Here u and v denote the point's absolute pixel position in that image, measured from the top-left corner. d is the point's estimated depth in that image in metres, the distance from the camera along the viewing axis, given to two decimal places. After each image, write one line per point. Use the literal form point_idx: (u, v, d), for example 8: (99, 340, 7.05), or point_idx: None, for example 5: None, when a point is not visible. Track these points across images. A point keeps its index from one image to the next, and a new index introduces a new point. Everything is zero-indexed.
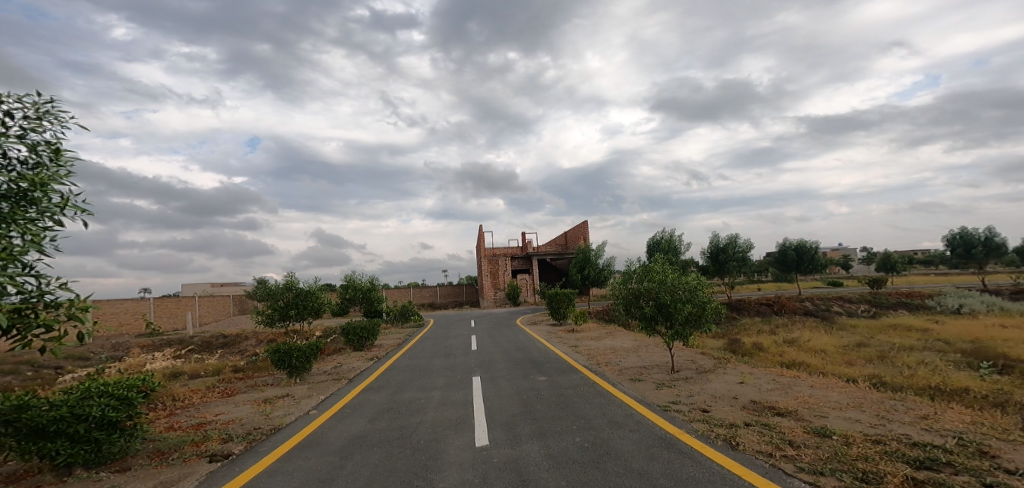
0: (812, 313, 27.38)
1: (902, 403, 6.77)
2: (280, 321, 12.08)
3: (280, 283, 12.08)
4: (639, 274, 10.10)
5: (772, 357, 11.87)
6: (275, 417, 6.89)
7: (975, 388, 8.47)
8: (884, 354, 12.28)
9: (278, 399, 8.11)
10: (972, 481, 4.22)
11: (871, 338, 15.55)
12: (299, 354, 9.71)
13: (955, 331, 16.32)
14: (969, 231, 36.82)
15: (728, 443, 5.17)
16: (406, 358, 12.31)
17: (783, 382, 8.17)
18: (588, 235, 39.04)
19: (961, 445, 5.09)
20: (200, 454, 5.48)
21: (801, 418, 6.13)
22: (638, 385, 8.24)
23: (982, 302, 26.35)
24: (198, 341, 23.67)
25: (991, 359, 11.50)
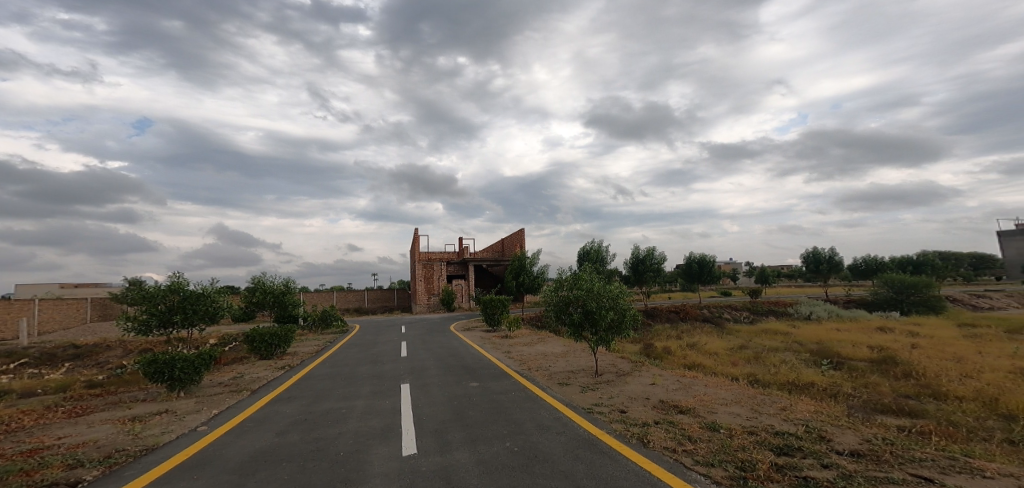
0: (709, 320, 30.64)
1: (770, 397, 7.84)
2: (159, 329, 10.53)
3: (162, 286, 10.50)
4: (569, 281, 10.49)
5: (677, 359, 13.03)
6: (146, 436, 5.97)
7: (819, 382, 10.09)
8: (757, 355, 14.12)
9: (153, 416, 7.05)
10: (815, 462, 5.00)
11: (749, 341, 17.81)
12: (184, 365, 8.53)
13: (810, 334, 19.33)
14: (819, 250, 43.91)
15: (641, 442, 5.56)
16: (325, 366, 11.40)
17: (685, 382, 9.01)
18: (525, 243, 39.34)
19: (806, 431, 6.03)
20: (33, 484, 4.57)
21: (698, 414, 6.80)
22: (565, 388, 8.51)
23: (826, 310, 31.53)
24: (37, 352, 19.64)
25: (830, 357, 13.77)
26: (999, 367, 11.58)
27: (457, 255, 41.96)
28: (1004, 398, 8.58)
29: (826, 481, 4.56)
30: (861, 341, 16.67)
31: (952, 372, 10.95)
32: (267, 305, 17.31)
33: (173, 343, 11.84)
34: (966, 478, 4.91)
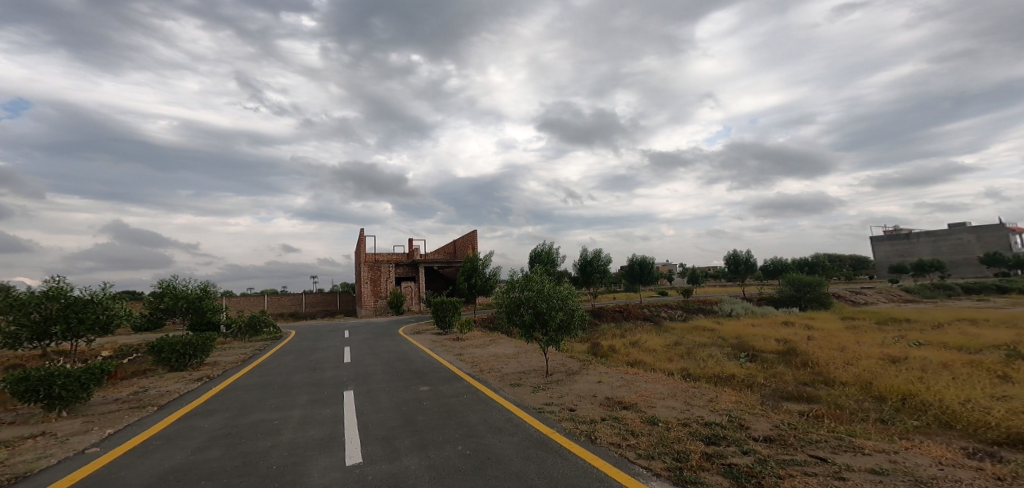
0: (648, 318, 32.14)
1: (699, 390, 8.40)
2: (33, 342, 9.11)
3: (39, 292, 9.08)
4: (520, 283, 10.50)
5: (622, 357, 13.52)
6: (17, 463, 5.11)
7: (739, 373, 11.00)
8: (687, 350, 15.08)
9: (26, 440, 6.05)
10: (736, 450, 5.43)
11: (683, 337, 18.92)
12: (67, 382, 7.42)
13: (733, 330, 20.98)
14: (738, 253, 47.88)
15: (589, 439, 5.70)
16: (256, 375, 10.47)
17: (628, 379, 9.37)
18: (477, 244, 38.39)
19: (728, 420, 6.54)
20: None
21: (639, 409, 7.10)
22: (518, 389, 8.48)
23: (744, 307, 34.42)
24: None
25: (747, 351, 14.98)
26: (875, 354, 13.37)
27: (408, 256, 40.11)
28: (877, 381, 9.89)
29: (747, 467, 4.99)
30: (771, 335, 18.38)
31: (838, 360, 12.44)
32: (178, 311, 15.35)
33: (51, 357, 10.26)
34: (850, 456, 5.60)
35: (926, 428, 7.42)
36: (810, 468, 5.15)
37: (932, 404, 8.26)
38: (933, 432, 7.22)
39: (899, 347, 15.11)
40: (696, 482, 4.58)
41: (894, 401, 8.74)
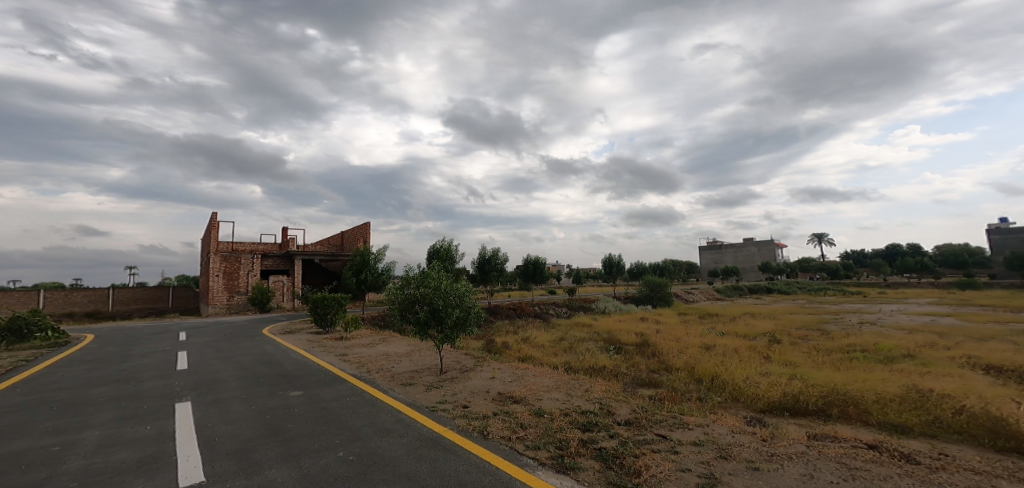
0: (539, 316, 33.16)
1: (579, 381, 9.03)
2: None
3: None
4: (416, 279, 10.15)
5: (514, 353, 13.88)
6: None
7: (608, 364, 12.07)
8: (568, 345, 16.04)
9: None
10: (605, 434, 6.05)
11: (567, 333, 20.06)
12: None
13: (608, 325, 22.87)
14: (613, 257, 52.15)
15: (481, 434, 5.79)
16: (40, 392, 8.41)
17: (519, 373, 9.68)
18: (370, 238, 36.17)
19: (600, 408, 7.19)
20: None
21: (528, 402, 7.40)
22: (409, 389, 8.21)
23: (615, 305, 37.88)
24: None
25: (618, 344, 16.40)
26: (696, 342, 15.87)
27: (279, 248, 36.16)
28: (698, 366, 11.65)
29: (613, 450, 5.57)
30: (631, 329, 20.43)
31: (675, 349, 14.41)
32: None
33: None
34: (683, 431, 6.57)
35: (727, 403, 8.98)
36: (655, 445, 5.90)
37: (730, 382, 10.01)
38: (731, 406, 8.80)
39: (712, 337, 17.97)
40: (575, 468, 4.99)
41: (707, 381, 10.41)
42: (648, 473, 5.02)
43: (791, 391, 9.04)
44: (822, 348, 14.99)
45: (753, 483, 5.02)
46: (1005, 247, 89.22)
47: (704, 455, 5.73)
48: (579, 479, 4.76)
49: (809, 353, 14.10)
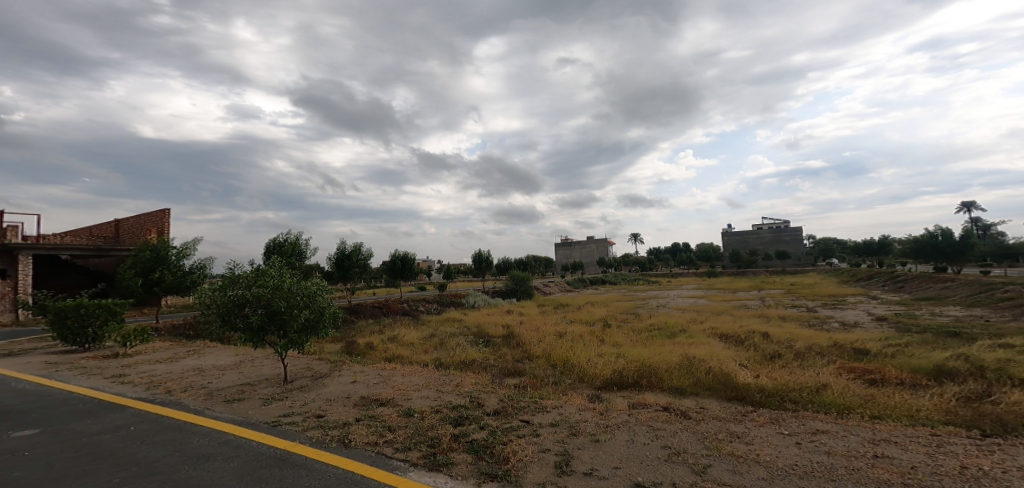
0: (408, 313, 32.27)
1: (449, 377, 9.05)
2: None
3: None
4: (249, 278, 8.93)
5: (380, 354, 13.24)
6: None
7: (477, 357, 12.33)
8: (440, 341, 15.88)
9: None
10: (476, 427, 6.22)
11: (438, 329, 19.85)
12: None
13: (479, 319, 23.26)
14: (482, 253, 53.07)
15: (341, 443, 5.44)
16: None
17: (385, 375, 9.27)
18: (167, 226, 30.76)
19: (470, 401, 7.35)
20: None
21: (396, 403, 7.17)
22: (239, 405, 7.27)
23: (484, 299, 38.93)
24: None
25: (488, 337, 16.79)
26: (552, 331, 17.18)
27: None
28: (553, 352, 12.64)
29: (483, 440, 5.75)
30: (499, 322, 21.35)
31: (535, 338, 15.41)
32: None
33: None
34: (540, 413, 7.09)
35: (574, 383, 9.92)
36: (520, 431, 6.27)
37: (577, 364, 11.08)
38: (576, 386, 9.75)
39: (572, 325, 19.69)
40: (448, 463, 5.03)
41: (559, 365, 11.36)
42: (515, 458, 5.30)
43: (618, 367, 10.44)
44: (635, 329, 17.61)
45: (596, 452, 5.71)
46: (729, 244, 114.61)
47: (559, 434, 6.27)
48: (453, 474, 4.82)
49: (630, 333, 16.37)
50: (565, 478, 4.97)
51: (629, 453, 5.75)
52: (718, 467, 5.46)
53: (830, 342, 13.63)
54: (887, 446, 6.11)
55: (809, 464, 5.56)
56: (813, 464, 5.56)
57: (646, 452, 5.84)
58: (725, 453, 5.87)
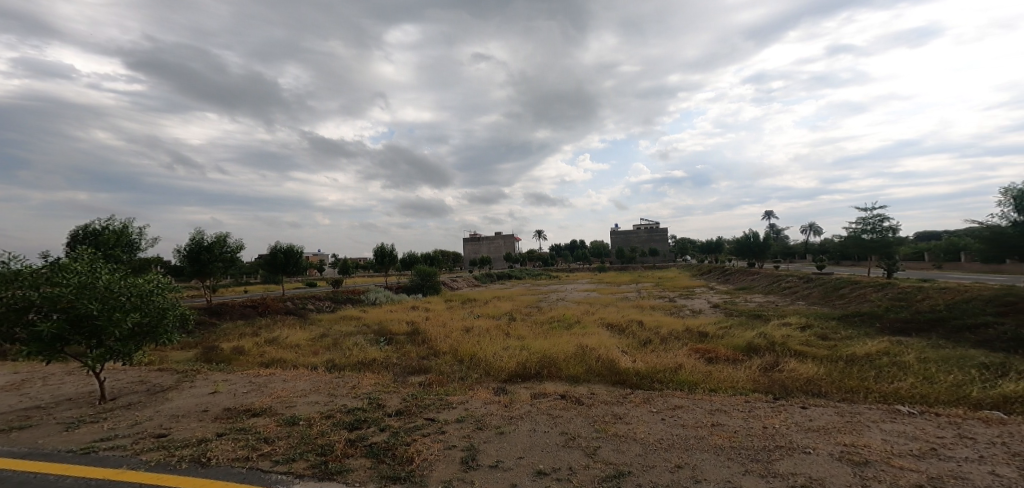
0: (294, 312, 29.44)
1: (343, 378, 8.64)
2: None
3: None
4: (46, 276, 7.62)
5: (252, 358, 12.12)
6: None
7: (378, 357, 11.84)
8: (335, 341, 14.97)
9: None
10: (376, 429, 6.02)
11: (330, 329, 18.71)
12: None
13: (377, 317, 22.33)
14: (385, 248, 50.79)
15: (196, 462, 4.92)
16: None
17: (260, 382, 8.54)
18: None
19: (368, 403, 7.11)
20: None
21: (275, 413, 6.64)
22: (34, 432, 6.23)
23: (387, 294, 37.28)
24: None
25: (388, 334, 16.26)
26: (458, 326, 17.13)
27: None
28: (459, 348, 12.60)
29: (384, 443, 5.56)
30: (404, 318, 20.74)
31: (442, 334, 15.23)
32: None
33: None
34: (446, 410, 7.07)
35: (481, 377, 10.01)
36: (425, 430, 6.18)
37: (483, 359, 11.19)
38: (483, 380, 9.85)
39: (478, 319, 19.89)
40: (343, 471, 4.78)
41: (466, 360, 11.38)
42: (419, 458, 5.21)
43: (521, 359, 10.78)
44: (537, 321, 18.36)
45: (501, 445, 5.84)
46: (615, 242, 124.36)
47: (465, 429, 6.30)
48: (348, 481, 4.61)
49: (532, 326, 16.97)
50: (472, 473, 4.99)
51: (531, 442, 5.99)
52: (605, 448, 5.92)
53: (684, 327, 15.40)
54: (718, 415, 7.17)
55: (672, 438, 6.27)
56: (675, 437, 6.29)
57: (544, 440, 6.11)
58: (609, 434, 6.35)
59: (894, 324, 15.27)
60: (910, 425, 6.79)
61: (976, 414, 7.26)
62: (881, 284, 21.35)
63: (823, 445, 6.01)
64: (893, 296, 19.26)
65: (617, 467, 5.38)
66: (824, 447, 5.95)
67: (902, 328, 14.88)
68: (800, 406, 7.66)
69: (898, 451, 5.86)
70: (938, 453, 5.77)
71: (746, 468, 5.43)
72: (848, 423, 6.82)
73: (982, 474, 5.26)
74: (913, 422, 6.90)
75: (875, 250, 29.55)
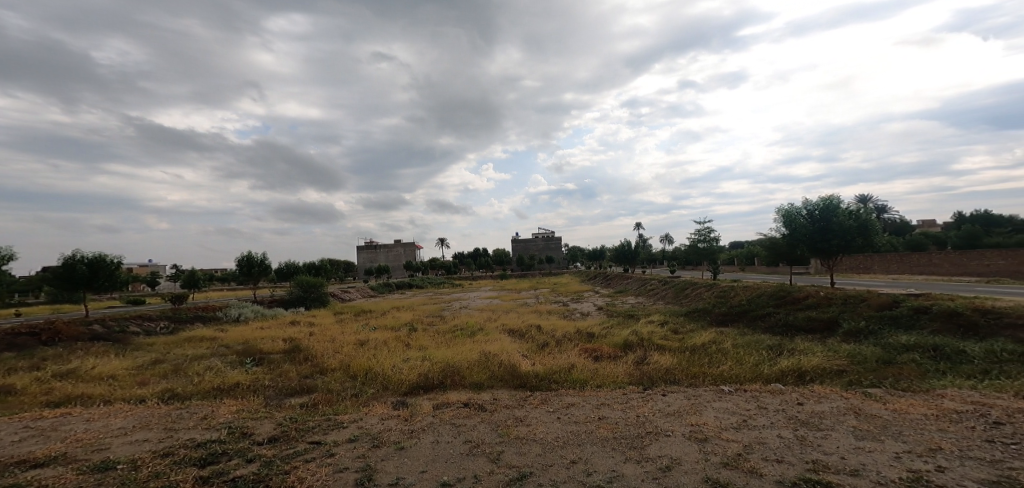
0: (103, 338, 20.86)
1: (186, 411, 8.80)
2: None
3: None
4: None
5: (36, 398, 9.94)
6: None
7: (242, 380, 10.62)
8: (177, 367, 12.88)
9: None
10: (238, 460, 6.29)
11: (166, 353, 15.75)
12: None
13: (236, 335, 19.36)
14: (251, 255, 39.67)
15: None
16: None
17: (53, 426, 8.13)
18: None
19: (229, 433, 7.43)
20: None
21: (75, 460, 6.65)
22: None
23: (254, 310, 30.52)
24: None
25: (253, 354, 14.57)
26: (351, 340, 16.00)
27: None
28: (353, 362, 11.78)
29: (252, 475, 5.61)
30: (278, 335, 18.54)
31: (330, 350, 14.13)
32: None
33: None
34: (334, 430, 7.27)
35: (378, 392, 9.54)
36: (309, 454, 6.33)
37: (380, 373, 10.61)
38: (381, 394, 9.41)
39: (372, 332, 18.73)
40: None
41: (361, 376, 10.68)
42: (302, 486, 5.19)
43: (423, 370, 10.42)
44: (441, 331, 17.91)
45: (401, 461, 5.87)
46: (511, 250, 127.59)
47: (359, 449, 6.27)
48: None
49: (436, 335, 16.66)
50: None
51: (434, 454, 6.09)
52: (508, 452, 6.13)
53: (577, 330, 16.22)
54: (605, 408, 7.76)
55: (567, 435, 6.64)
56: (570, 434, 6.66)
57: (447, 450, 6.21)
58: (511, 437, 6.59)
59: (720, 316, 18.06)
60: (731, 402, 8.05)
61: (767, 388, 8.89)
62: (711, 284, 25.39)
63: (678, 427, 6.83)
64: (713, 295, 22.73)
65: (519, 469, 5.61)
66: (679, 429, 6.75)
67: (721, 319, 17.83)
68: (662, 394, 8.64)
69: (727, 425, 6.89)
70: (751, 424, 6.90)
71: (626, 456, 5.93)
72: (694, 405, 7.84)
73: (773, 438, 6.40)
74: (732, 399, 8.18)
75: (702, 256, 34.76)
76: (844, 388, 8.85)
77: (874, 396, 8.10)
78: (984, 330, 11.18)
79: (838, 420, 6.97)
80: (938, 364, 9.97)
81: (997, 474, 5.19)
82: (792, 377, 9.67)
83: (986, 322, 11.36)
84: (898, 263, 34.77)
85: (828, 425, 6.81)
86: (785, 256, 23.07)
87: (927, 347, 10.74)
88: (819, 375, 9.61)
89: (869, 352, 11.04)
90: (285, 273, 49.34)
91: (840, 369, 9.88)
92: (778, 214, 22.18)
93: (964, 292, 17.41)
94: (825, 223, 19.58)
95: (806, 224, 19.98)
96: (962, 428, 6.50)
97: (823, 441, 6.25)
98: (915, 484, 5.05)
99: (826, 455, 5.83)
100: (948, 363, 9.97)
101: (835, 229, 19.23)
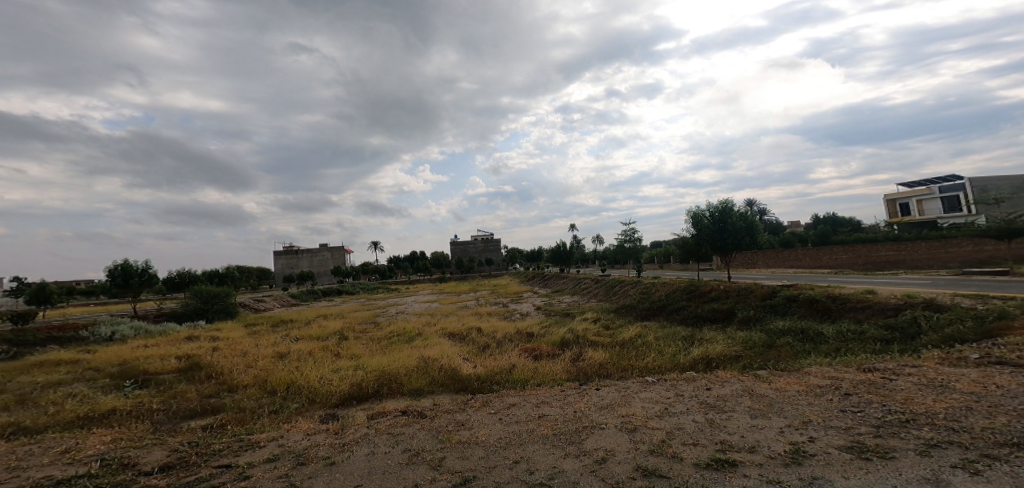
0: None
1: (40, 445, 7.51)
2: None
3: None
4: None
5: None
6: None
7: (120, 405, 9.30)
8: (25, 397, 10.87)
9: None
10: None
11: (8, 383, 13.17)
12: None
13: (107, 357, 16.76)
14: (129, 263, 34.79)
15: None
16: None
17: None
18: None
19: (105, 465, 6.48)
20: None
21: None
22: None
23: (133, 327, 26.52)
24: None
25: (134, 376, 12.80)
26: (268, 353, 14.70)
27: None
28: (271, 377, 10.81)
29: None
30: (167, 354, 16.45)
31: (239, 365, 12.85)
32: None
33: None
34: (248, 451, 6.70)
35: (304, 407, 8.87)
36: (217, 479, 5.87)
37: (304, 386, 9.84)
38: (307, 409, 8.78)
39: (291, 343, 17.33)
40: None
41: (282, 391, 9.83)
42: None
43: (355, 380, 9.87)
44: (375, 338, 17.09)
45: (332, 477, 5.71)
46: None
47: (280, 469, 5.99)
48: None
49: (369, 343, 15.89)
50: None
51: (369, 467, 5.92)
52: (450, 457, 6.08)
53: (517, 331, 16.37)
54: (544, 406, 7.92)
55: (509, 436, 6.68)
56: (511, 435, 6.71)
57: (386, 461, 6.05)
58: (453, 442, 6.50)
59: (643, 311, 19.36)
60: (655, 392, 8.60)
61: (683, 376, 9.66)
62: (635, 282, 27.12)
63: (610, 419, 7.16)
64: (638, 292, 24.18)
65: (462, 474, 5.61)
66: (612, 421, 7.08)
67: (643, 314, 19.11)
68: (596, 389, 9.00)
69: (652, 414, 7.37)
70: (671, 411, 7.46)
71: (566, 451, 6.12)
72: (623, 398, 8.28)
73: (688, 423, 6.96)
74: (655, 389, 8.76)
75: (628, 256, 37.06)
76: (740, 371, 9.89)
77: (764, 378, 9.11)
78: (835, 312, 13.14)
79: (737, 401, 7.76)
80: (806, 345, 11.50)
81: (852, 440, 6.09)
82: (701, 364, 10.61)
83: (837, 306, 13.34)
84: (774, 259, 39.56)
85: (731, 406, 7.56)
86: (693, 254, 25.24)
87: (797, 330, 12.37)
88: (722, 361, 10.65)
89: (757, 337, 12.47)
90: (177, 283, 43.82)
91: (737, 354, 11.04)
92: (687, 216, 24.35)
93: (820, 282, 20.25)
94: (723, 223, 21.77)
95: (708, 224, 22.07)
96: (824, 400, 7.58)
97: (728, 422, 6.91)
98: (796, 455, 5.75)
99: (730, 435, 6.47)
100: (811, 343, 11.54)
101: (730, 229, 21.49)
